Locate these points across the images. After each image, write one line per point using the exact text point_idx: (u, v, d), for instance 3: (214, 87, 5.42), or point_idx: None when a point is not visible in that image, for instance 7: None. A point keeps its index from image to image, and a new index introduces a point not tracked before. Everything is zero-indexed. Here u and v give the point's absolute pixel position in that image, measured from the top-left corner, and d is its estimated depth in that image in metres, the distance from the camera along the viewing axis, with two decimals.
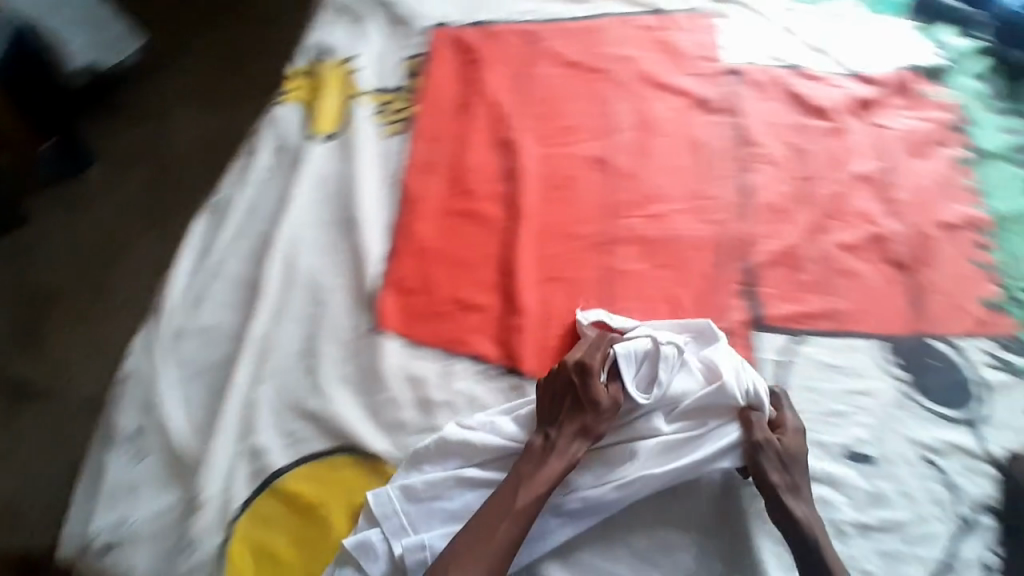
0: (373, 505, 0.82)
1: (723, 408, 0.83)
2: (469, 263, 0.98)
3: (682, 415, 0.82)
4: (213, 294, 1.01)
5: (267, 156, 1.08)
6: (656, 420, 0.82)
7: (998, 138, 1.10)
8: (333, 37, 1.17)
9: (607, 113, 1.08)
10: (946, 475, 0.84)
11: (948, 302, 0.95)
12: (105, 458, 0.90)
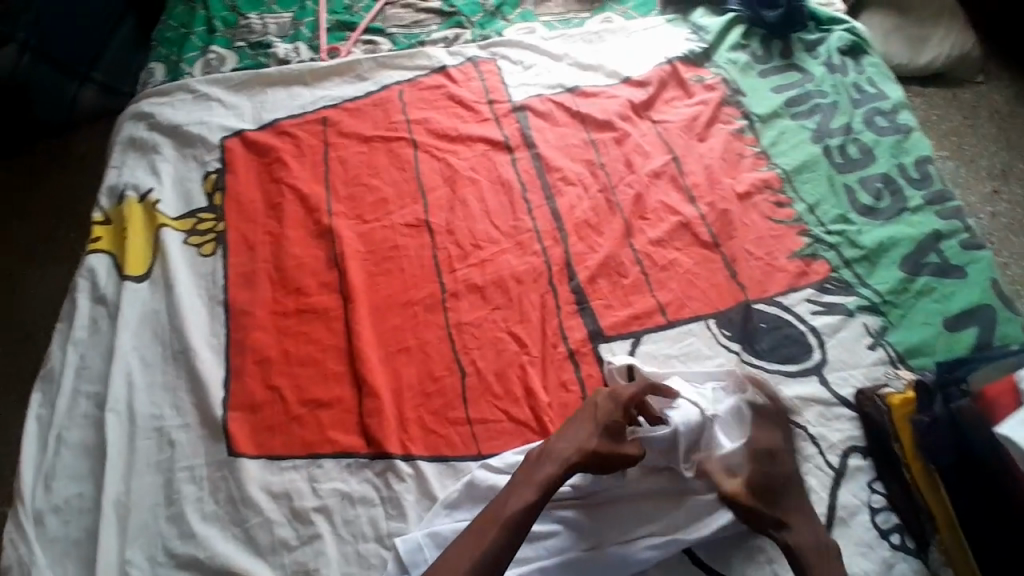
0: (404, 553, 0.79)
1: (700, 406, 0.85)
2: (313, 360, 0.96)
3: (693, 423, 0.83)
4: (64, 467, 0.90)
5: (84, 309, 1.03)
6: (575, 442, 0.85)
7: (767, 100, 1.21)
8: (127, 174, 1.18)
9: (415, 178, 1.14)
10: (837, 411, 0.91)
11: (763, 265, 1.02)
12: None
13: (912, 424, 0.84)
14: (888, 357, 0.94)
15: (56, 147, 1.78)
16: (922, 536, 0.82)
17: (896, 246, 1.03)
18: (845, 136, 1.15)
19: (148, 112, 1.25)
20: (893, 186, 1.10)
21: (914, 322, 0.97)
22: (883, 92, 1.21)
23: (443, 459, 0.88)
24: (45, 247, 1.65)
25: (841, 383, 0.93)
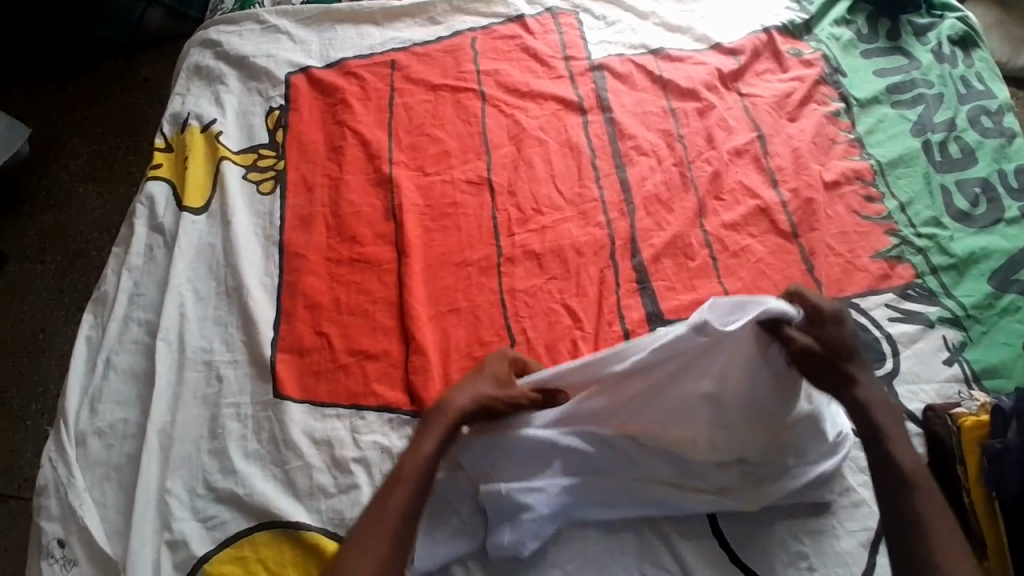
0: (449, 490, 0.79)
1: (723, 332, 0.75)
2: (362, 310, 0.95)
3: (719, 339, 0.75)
4: (111, 392, 0.93)
5: (141, 236, 1.04)
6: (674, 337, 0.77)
7: (868, 83, 1.10)
8: (192, 102, 1.16)
9: (480, 133, 1.09)
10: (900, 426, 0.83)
11: (845, 262, 0.93)
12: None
13: (981, 449, 0.75)
14: (964, 375, 0.85)
15: (120, 67, 1.80)
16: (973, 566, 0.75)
17: (987, 258, 0.93)
18: (948, 133, 1.04)
19: (216, 40, 1.23)
20: (993, 193, 0.98)
21: (997, 341, 0.87)
22: (991, 90, 1.08)
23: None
24: (103, 166, 1.68)
25: (911, 397, 0.84)
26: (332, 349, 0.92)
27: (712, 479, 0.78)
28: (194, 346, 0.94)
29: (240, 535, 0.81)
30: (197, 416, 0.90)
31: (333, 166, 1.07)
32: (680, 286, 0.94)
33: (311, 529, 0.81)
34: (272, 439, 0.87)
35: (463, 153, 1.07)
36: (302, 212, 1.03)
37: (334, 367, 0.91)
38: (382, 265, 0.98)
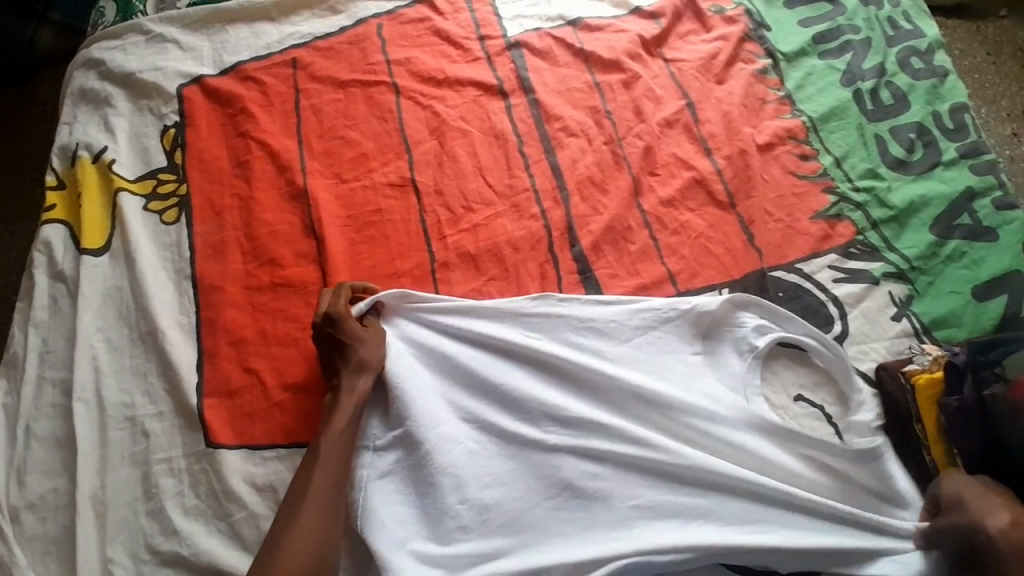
0: (406, 457, 0.77)
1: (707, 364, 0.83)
2: (290, 339, 0.88)
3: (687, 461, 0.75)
4: (33, 463, 0.85)
5: (42, 287, 0.94)
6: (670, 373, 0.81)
7: (793, 36, 1.06)
8: (80, 131, 1.05)
9: (399, 129, 1.02)
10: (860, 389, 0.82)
11: (784, 227, 0.91)
12: None
13: (940, 409, 0.75)
14: (914, 329, 0.85)
15: (13, 93, 1.64)
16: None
17: (927, 207, 0.92)
18: (877, 81, 1.02)
19: (98, 57, 1.10)
20: (928, 137, 0.97)
21: (942, 290, 0.87)
22: (919, 29, 1.06)
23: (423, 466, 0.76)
24: (8, 201, 1.53)
25: (861, 357, 0.84)
26: (261, 383, 0.86)
27: (653, 420, 0.78)
28: (115, 403, 0.86)
29: None
30: (128, 478, 0.83)
31: (242, 184, 0.98)
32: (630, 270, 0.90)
33: None
34: (212, 493, 0.81)
35: (385, 155, 1.00)
36: (210, 238, 0.95)
37: (269, 400, 0.85)
38: (308, 286, 0.91)
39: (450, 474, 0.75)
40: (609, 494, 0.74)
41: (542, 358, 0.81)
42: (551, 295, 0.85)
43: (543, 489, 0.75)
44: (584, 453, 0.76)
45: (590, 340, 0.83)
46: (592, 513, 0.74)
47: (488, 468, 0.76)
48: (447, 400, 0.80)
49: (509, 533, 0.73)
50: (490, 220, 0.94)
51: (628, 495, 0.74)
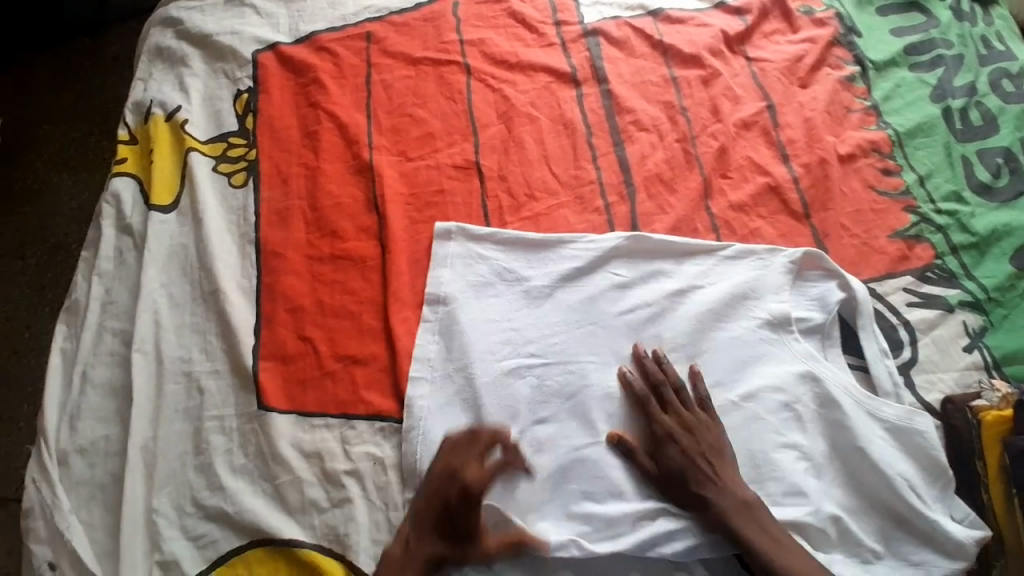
0: (449, 431, 0.79)
1: (759, 357, 0.81)
2: (347, 312, 0.89)
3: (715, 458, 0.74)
4: (89, 407, 0.88)
5: (110, 238, 0.97)
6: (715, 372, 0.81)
7: (885, 44, 1.01)
8: (155, 89, 1.07)
9: (467, 111, 1.01)
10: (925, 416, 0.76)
11: (859, 244, 0.87)
12: None
13: (1004, 447, 0.73)
14: (984, 362, 0.80)
15: (87, 46, 1.69)
16: (986, 562, 0.74)
17: (1009, 237, 0.87)
18: (971, 98, 0.95)
19: (178, 18, 1.12)
20: (1017, 163, 0.91)
21: (1020, 325, 0.82)
22: (1012, 51, 0.99)
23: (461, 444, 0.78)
24: (77, 153, 1.60)
25: (927, 386, 0.80)
26: (314, 350, 0.87)
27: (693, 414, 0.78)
28: (172, 358, 0.88)
29: (232, 553, 0.79)
30: (178, 434, 0.84)
31: (310, 152, 0.99)
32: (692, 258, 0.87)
33: (306, 546, 0.77)
34: (258, 454, 0.82)
35: (451, 136, 0.99)
36: (275, 204, 0.96)
37: (322, 366, 0.86)
38: (366, 259, 0.92)
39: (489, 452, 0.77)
40: (630, 481, 0.75)
41: (591, 347, 0.83)
42: (607, 291, 0.86)
43: (572, 472, 0.76)
44: (616, 438, 0.77)
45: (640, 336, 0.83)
46: (613, 500, 0.74)
47: (542, 447, 0.78)
48: (498, 379, 0.81)
49: (532, 512, 0.75)
50: (552, 212, 0.93)
51: (650, 486, 0.75)
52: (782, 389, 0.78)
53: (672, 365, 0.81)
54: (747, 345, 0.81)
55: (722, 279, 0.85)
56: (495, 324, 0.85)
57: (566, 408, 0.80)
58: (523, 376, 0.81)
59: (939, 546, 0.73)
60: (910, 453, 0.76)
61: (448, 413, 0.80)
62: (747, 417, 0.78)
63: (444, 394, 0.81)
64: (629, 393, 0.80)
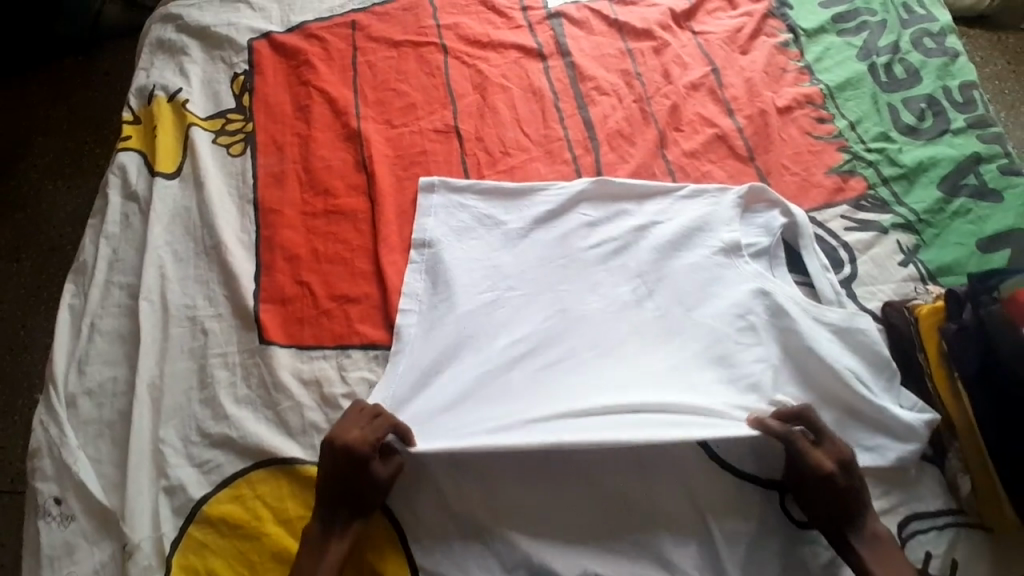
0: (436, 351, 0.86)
1: (716, 278, 0.89)
2: (340, 258, 0.97)
3: (675, 365, 0.83)
4: (97, 354, 0.93)
5: (116, 205, 1.04)
6: (675, 293, 0.89)
7: (814, 15, 1.14)
8: (157, 75, 1.16)
9: (445, 84, 1.11)
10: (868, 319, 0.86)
11: (799, 179, 0.98)
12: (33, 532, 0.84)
13: (941, 334, 0.81)
14: (920, 274, 0.90)
15: (81, 64, 1.79)
16: (942, 446, 0.81)
17: (935, 167, 0.98)
18: (891, 56, 1.09)
19: (178, 14, 1.22)
20: (938, 107, 1.04)
21: (949, 241, 0.93)
22: (933, 14, 1.13)
23: (446, 361, 0.85)
24: (71, 161, 1.68)
25: (868, 296, 0.89)
26: (311, 292, 0.94)
27: (652, 331, 0.87)
28: (178, 305, 0.95)
29: (238, 475, 0.84)
30: (183, 372, 0.90)
31: (303, 123, 1.09)
32: (649, 199, 0.97)
33: (307, 464, 0.83)
34: (260, 385, 0.88)
35: (432, 105, 1.09)
36: (271, 168, 1.05)
37: (320, 305, 0.93)
38: (357, 213, 1.00)
39: (469, 368, 0.84)
40: (600, 385, 0.82)
41: (562, 280, 0.91)
42: (576, 230, 0.95)
43: (545, 383, 0.83)
44: (585, 353, 0.85)
45: (608, 267, 0.92)
46: (584, 400, 0.80)
47: (513, 365, 0.85)
48: (478, 307, 0.89)
49: (507, 414, 0.79)
50: (528, 166, 1.02)
51: (619, 387, 0.81)
52: (734, 304, 0.86)
53: (634, 289, 0.90)
54: (703, 268, 0.90)
55: (678, 215, 0.95)
56: (475, 262, 0.93)
57: (541, 330, 0.87)
58: (500, 303, 0.90)
59: (891, 433, 0.80)
60: (852, 352, 0.84)
61: (433, 337, 0.87)
62: (709, 329, 0.86)
63: (430, 323, 0.89)
64: (598, 315, 0.88)
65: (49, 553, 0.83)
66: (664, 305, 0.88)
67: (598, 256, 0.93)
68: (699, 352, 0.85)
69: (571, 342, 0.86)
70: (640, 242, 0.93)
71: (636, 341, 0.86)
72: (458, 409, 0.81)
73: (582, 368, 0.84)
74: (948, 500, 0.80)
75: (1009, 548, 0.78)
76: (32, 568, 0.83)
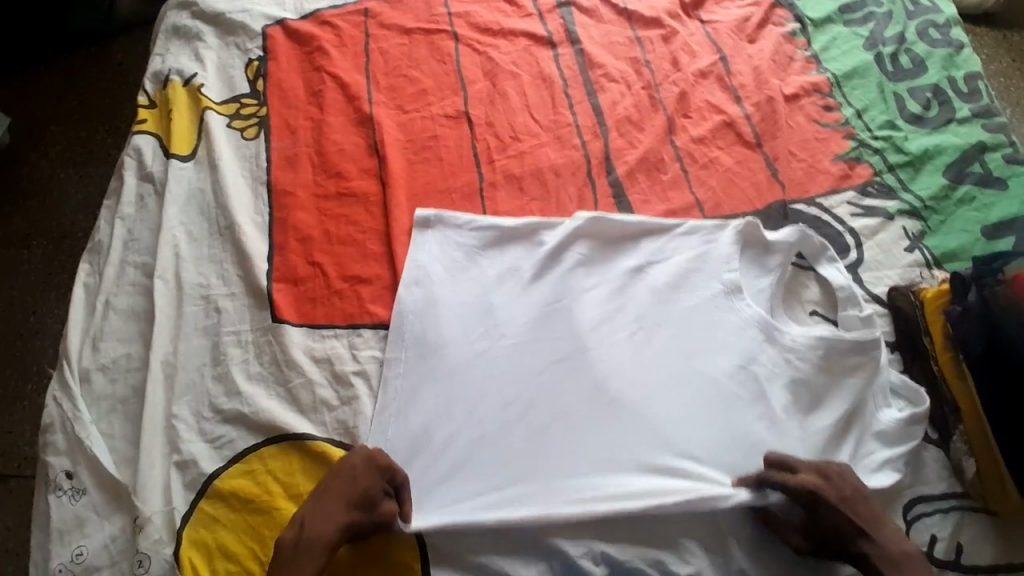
0: (431, 392, 0.86)
1: (718, 324, 0.88)
2: (352, 240, 0.98)
3: (675, 419, 0.82)
4: (111, 331, 0.95)
5: (131, 186, 1.06)
6: (676, 339, 0.88)
7: (822, 6, 1.15)
8: (172, 60, 1.18)
9: (456, 71, 1.13)
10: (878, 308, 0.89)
11: (806, 166, 0.99)
12: (48, 503, 0.86)
13: (945, 316, 0.83)
14: (925, 260, 0.91)
15: (94, 54, 1.81)
16: (947, 429, 0.82)
17: (941, 155, 0.99)
18: (898, 46, 1.10)
19: (193, 0, 1.24)
20: (944, 97, 1.05)
21: (954, 228, 0.94)
22: (939, 6, 1.14)
23: (444, 404, 0.85)
24: (82, 150, 1.70)
25: (874, 282, 0.91)
26: (323, 271, 0.96)
27: (653, 378, 0.86)
28: (192, 284, 0.96)
29: (249, 451, 0.85)
30: (196, 350, 0.92)
31: (316, 108, 1.10)
32: (643, 234, 0.95)
33: (319, 439, 0.85)
34: (273, 362, 0.90)
35: (444, 91, 1.11)
36: (284, 151, 1.06)
37: (332, 285, 0.95)
38: (368, 196, 1.02)
39: (468, 416, 0.85)
40: (607, 440, 0.82)
41: (561, 324, 0.90)
42: (572, 271, 0.93)
43: (548, 438, 0.83)
44: (586, 406, 0.84)
45: (606, 311, 0.90)
46: (591, 462, 0.81)
47: (511, 421, 0.84)
48: (473, 350, 0.88)
49: (516, 477, 0.81)
50: (537, 152, 1.04)
51: (624, 446, 0.82)
52: (735, 354, 0.85)
53: (634, 337, 0.88)
54: (703, 309, 0.89)
55: (673, 253, 0.93)
56: (467, 307, 0.91)
57: (541, 383, 0.86)
58: (497, 349, 0.89)
59: (886, 437, 0.82)
60: (855, 372, 0.84)
61: (429, 374, 0.87)
62: (714, 378, 0.84)
63: (422, 358, 0.88)
64: (599, 363, 0.87)
65: (60, 526, 0.84)
66: (665, 351, 0.87)
67: (597, 300, 0.91)
68: (698, 403, 0.83)
69: (571, 393, 0.85)
70: (638, 285, 0.92)
71: (639, 391, 0.85)
72: (460, 473, 0.81)
73: (584, 416, 0.84)
74: (951, 481, 0.81)
75: (1011, 531, 0.79)
76: (44, 540, 0.85)
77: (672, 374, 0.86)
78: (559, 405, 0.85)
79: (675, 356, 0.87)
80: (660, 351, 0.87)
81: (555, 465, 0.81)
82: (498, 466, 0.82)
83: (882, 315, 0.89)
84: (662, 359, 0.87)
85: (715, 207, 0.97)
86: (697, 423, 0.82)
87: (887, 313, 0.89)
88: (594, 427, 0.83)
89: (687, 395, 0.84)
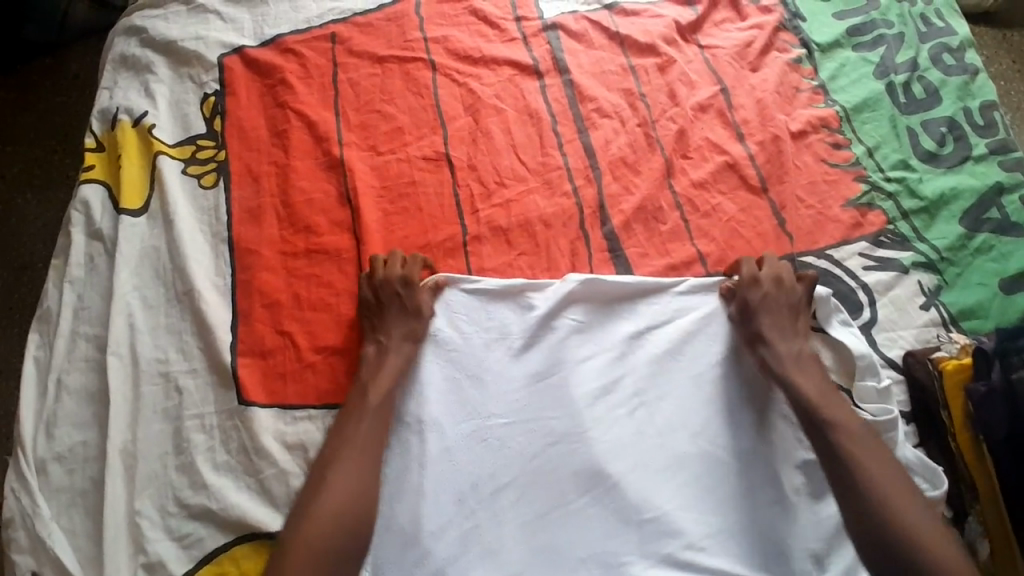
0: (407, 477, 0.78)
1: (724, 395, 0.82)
2: (324, 304, 0.90)
3: (674, 507, 0.77)
4: (65, 414, 0.86)
5: (80, 245, 0.96)
6: (677, 416, 0.81)
7: (828, 28, 1.07)
8: (120, 96, 1.06)
9: (434, 105, 1.03)
10: (893, 375, 0.83)
11: (815, 214, 0.92)
12: None
13: (966, 394, 0.77)
14: (941, 319, 0.86)
15: (48, 67, 1.66)
16: (962, 508, 0.78)
17: (957, 199, 0.93)
18: (910, 74, 1.02)
19: (141, 26, 1.12)
20: (958, 132, 0.97)
21: (971, 282, 0.88)
22: (950, 27, 1.06)
23: (423, 492, 0.78)
24: (41, 171, 1.55)
25: (889, 344, 0.85)
26: (292, 340, 0.87)
27: (657, 462, 0.79)
28: (150, 360, 0.87)
29: (220, 551, 0.78)
30: (155, 437, 0.84)
31: (280, 150, 1.00)
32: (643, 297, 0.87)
33: None
34: (242, 450, 0.82)
35: (422, 130, 1.01)
36: (247, 201, 0.97)
37: (303, 357, 0.87)
38: (341, 253, 0.93)
39: (458, 507, 0.77)
40: (611, 534, 0.76)
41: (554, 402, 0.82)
42: (566, 339, 0.85)
43: (543, 534, 0.76)
44: (585, 496, 0.78)
45: (603, 386, 0.83)
46: (595, 559, 0.75)
47: (504, 515, 0.77)
48: (456, 433, 0.81)
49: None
50: (526, 201, 0.95)
51: (626, 538, 0.76)
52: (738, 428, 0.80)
53: (632, 415, 0.81)
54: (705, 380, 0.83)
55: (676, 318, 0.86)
56: (453, 380, 0.83)
57: (533, 469, 0.79)
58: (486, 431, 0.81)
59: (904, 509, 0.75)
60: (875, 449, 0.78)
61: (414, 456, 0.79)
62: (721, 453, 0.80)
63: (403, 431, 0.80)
64: (595, 448, 0.80)
65: None
66: (667, 430, 0.81)
67: (594, 374, 0.84)
68: (702, 486, 0.78)
69: (568, 481, 0.78)
70: (636, 354, 0.85)
71: (641, 478, 0.78)
72: (448, 574, 0.74)
73: (583, 506, 0.77)
74: None
75: None
76: None
77: (676, 454, 0.80)
78: (556, 494, 0.78)
79: (677, 435, 0.81)
80: (661, 433, 0.81)
81: (553, 556, 0.75)
82: (492, 564, 0.75)
83: (898, 383, 0.83)
84: (665, 441, 0.80)
85: (717, 263, 0.90)
86: (705, 509, 0.77)
87: (903, 382, 0.83)
88: (593, 518, 0.77)
89: (694, 481, 0.78)
